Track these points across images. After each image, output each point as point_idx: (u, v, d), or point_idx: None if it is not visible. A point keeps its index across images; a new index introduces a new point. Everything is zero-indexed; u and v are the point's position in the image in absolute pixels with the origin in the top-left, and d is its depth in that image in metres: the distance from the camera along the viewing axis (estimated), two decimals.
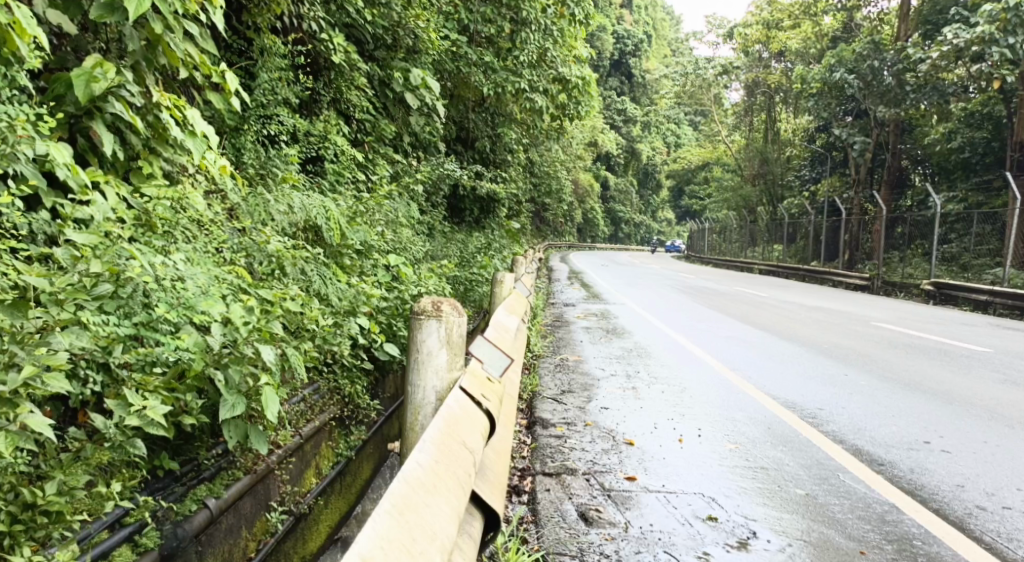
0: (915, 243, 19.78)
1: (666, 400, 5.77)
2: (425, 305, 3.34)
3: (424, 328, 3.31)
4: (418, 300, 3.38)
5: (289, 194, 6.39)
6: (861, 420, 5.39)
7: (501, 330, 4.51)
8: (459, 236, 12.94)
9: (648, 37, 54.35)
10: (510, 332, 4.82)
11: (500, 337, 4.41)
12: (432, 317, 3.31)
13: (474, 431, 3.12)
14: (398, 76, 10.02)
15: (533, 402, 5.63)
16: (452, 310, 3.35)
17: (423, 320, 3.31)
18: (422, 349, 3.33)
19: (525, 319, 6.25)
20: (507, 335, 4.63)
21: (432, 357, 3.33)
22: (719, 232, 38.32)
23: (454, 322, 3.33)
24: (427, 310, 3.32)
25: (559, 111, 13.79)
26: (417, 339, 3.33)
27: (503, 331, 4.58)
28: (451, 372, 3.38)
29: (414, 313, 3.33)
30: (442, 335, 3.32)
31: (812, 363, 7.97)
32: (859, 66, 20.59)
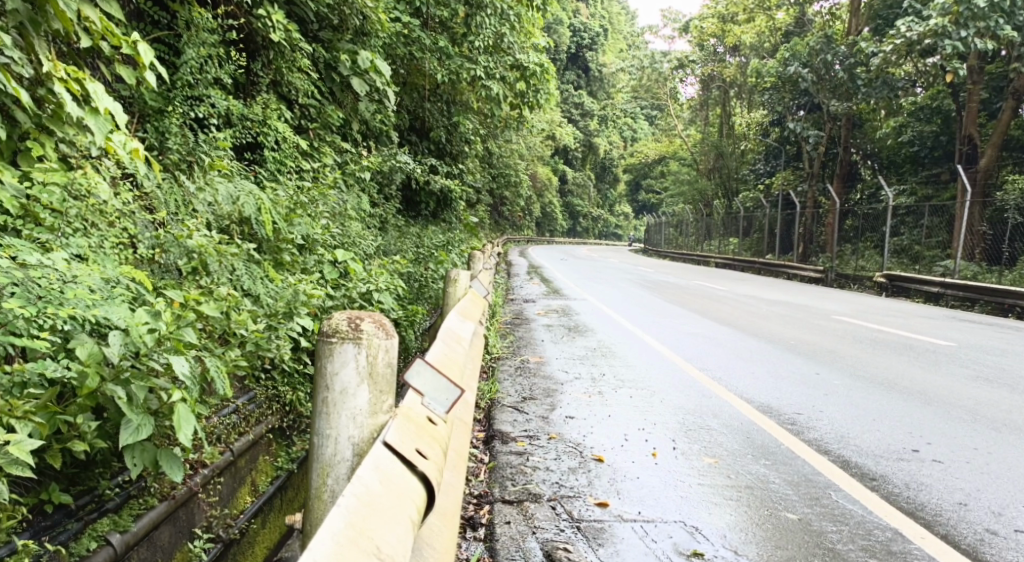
0: (869, 236, 19.70)
1: (634, 407, 5.29)
2: (340, 324, 2.78)
3: (339, 354, 2.77)
4: (332, 315, 2.83)
5: (216, 183, 5.79)
6: (843, 424, 4.97)
7: (451, 340, 3.97)
8: (414, 231, 12.34)
9: (605, 30, 54.04)
10: (464, 339, 4.29)
11: (450, 349, 3.87)
12: (349, 341, 2.76)
13: (391, 509, 2.57)
14: (345, 59, 9.42)
15: (491, 411, 5.10)
16: (376, 331, 2.79)
17: (337, 345, 2.76)
18: (334, 386, 2.78)
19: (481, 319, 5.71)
20: (461, 346, 4.10)
21: (348, 397, 2.78)
22: (676, 226, 38.20)
23: (376, 350, 2.79)
24: (342, 331, 2.76)
25: (517, 100, 13.19)
26: (329, 374, 2.77)
27: (455, 342, 4.04)
28: (375, 416, 2.81)
29: (327, 339, 2.78)
30: (362, 368, 2.77)
31: (782, 361, 7.57)
32: (813, 60, 20.43)
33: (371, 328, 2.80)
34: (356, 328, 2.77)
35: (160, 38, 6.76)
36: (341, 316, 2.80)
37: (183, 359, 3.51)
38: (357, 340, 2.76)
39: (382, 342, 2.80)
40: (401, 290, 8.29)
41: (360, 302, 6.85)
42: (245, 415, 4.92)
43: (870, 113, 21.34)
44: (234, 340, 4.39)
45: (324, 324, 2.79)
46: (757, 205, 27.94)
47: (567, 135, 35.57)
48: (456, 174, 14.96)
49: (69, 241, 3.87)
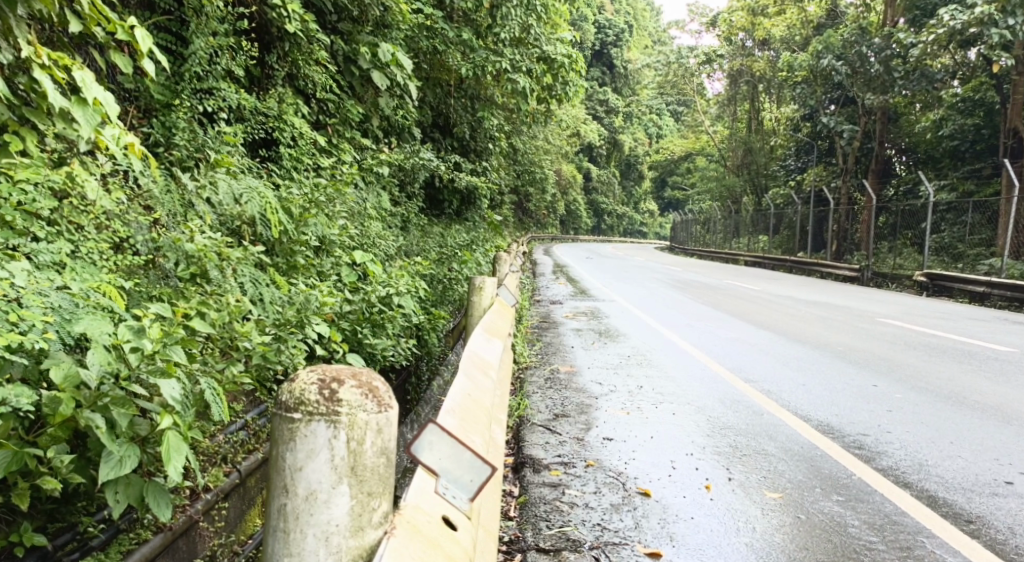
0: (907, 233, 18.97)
1: (679, 427, 4.80)
2: (308, 392, 2.20)
3: (305, 440, 2.18)
4: (295, 374, 2.25)
5: (215, 177, 5.31)
6: (918, 449, 4.45)
7: (473, 373, 3.42)
8: (438, 230, 11.90)
9: (631, 26, 53.35)
10: (491, 367, 3.74)
11: (474, 386, 3.32)
12: (321, 420, 2.18)
13: None
14: (366, 51, 8.99)
15: (520, 431, 4.61)
16: (359, 404, 2.21)
17: (302, 425, 2.18)
18: (300, 488, 2.19)
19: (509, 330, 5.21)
20: (487, 378, 3.55)
21: (318, 505, 2.19)
22: (702, 223, 37.47)
23: (359, 434, 2.20)
24: (310, 405, 2.18)
25: (544, 92, 12.64)
26: (292, 474, 2.19)
27: (479, 374, 3.49)
28: (358, 532, 2.22)
29: (288, 423, 2.19)
30: (337, 464, 2.19)
31: (831, 369, 7.04)
32: (848, 53, 19.77)
33: (352, 395, 2.22)
34: (332, 400, 2.19)
35: (166, 25, 6.38)
36: (311, 375, 2.23)
37: (175, 382, 3.08)
38: (332, 419, 2.18)
39: (364, 418, 2.22)
40: (424, 293, 7.85)
41: (380, 308, 6.51)
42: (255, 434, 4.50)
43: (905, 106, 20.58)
44: (239, 355, 3.96)
45: (288, 392, 2.21)
46: (787, 201, 27.12)
47: (592, 132, 35.08)
48: (481, 172, 14.52)
49: (44, 246, 3.51)
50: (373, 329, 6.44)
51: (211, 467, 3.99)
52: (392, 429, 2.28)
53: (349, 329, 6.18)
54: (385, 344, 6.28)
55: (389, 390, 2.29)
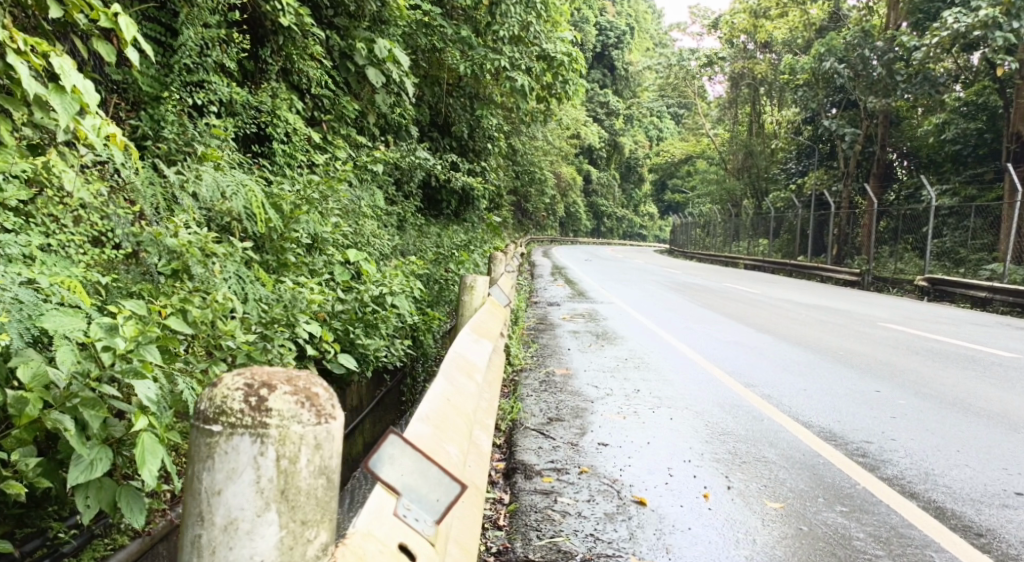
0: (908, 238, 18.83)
1: (676, 432, 4.66)
2: (232, 401, 2.04)
3: (224, 457, 2.03)
4: (222, 378, 2.09)
5: (198, 169, 5.15)
6: (924, 457, 4.31)
7: (454, 375, 3.28)
8: (434, 230, 11.75)
9: (632, 29, 53.31)
10: (476, 369, 3.61)
11: (454, 392, 3.16)
12: (245, 434, 2.02)
13: None
14: (362, 47, 8.84)
15: (512, 436, 4.47)
16: (290, 416, 2.05)
17: (222, 440, 2.02)
18: (219, 511, 2.03)
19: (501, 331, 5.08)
20: (470, 382, 3.41)
21: (239, 531, 2.03)
22: (702, 226, 37.34)
23: (285, 451, 2.04)
24: (233, 417, 2.02)
25: (543, 91, 12.49)
26: (212, 495, 2.03)
27: (461, 376, 3.35)
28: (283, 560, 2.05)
29: (208, 438, 2.04)
30: (259, 486, 2.03)
31: (833, 374, 6.90)
32: (850, 56, 19.65)
33: (284, 402, 2.05)
34: (260, 410, 2.03)
35: (155, 17, 6.27)
36: (238, 380, 2.07)
37: (150, 382, 2.96)
38: (259, 431, 2.02)
39: (298, 430, 2.05)
40: (418, 293, 7.72)
41: (373, 307, 6.39)
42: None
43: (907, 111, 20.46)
44: (221, 355, 3.82)
45: (210, 401, 2.05)
46: (787, 205, 26.98)
47: (592, 134, 34.96)
48: (479, 172, 14.38)
49: (16, 239, 3.38)
50: (366, 328, 6.32)
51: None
52: (331, 443, 2.11)
53: (341, 329, 6.07)
54: (377, 345, 6.16)
55: (329, 397, 2.12)
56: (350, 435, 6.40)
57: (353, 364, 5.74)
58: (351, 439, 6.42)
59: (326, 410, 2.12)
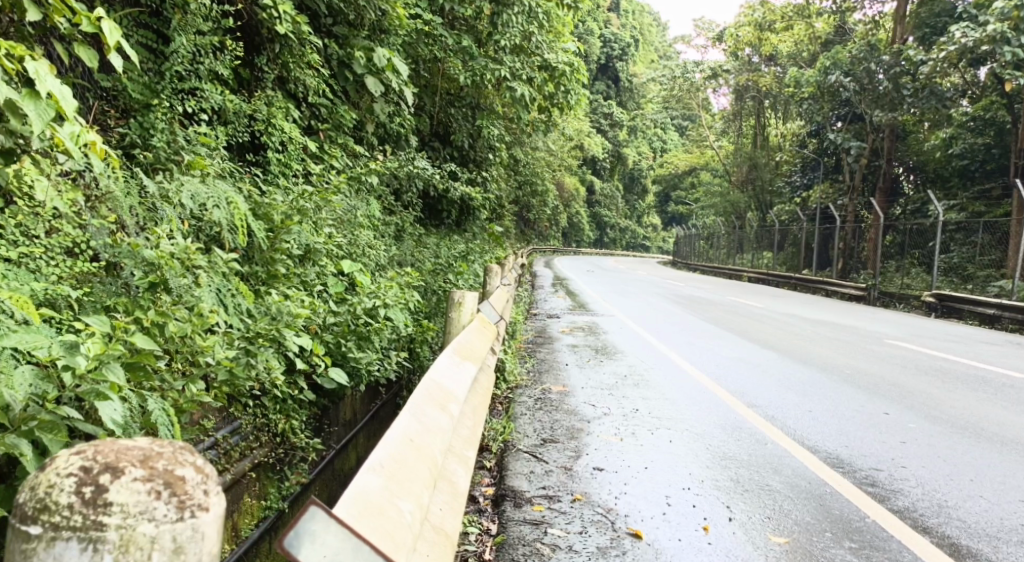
0: (913, 253, 18.64)
1: (675, 455, 4.51)
2: (62, 491, 1.72)
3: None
4: (59, 460, 1.79)
5: (179, 179, 4.93)
6: (935, 487, 4.18)
7: (422, 407, 2.97)
8: (433, 241, 11.58)
9: (636, 41, 53.32)
10: (451, 398, 3.31)
11: (420, 431, 2.81)
12: (73, 535, 1.68)
13: None
14: (360, 55, 8.69)
15: (502, 458, 4.30)
16: (136, 509, 1.71)
17: (43, 545, 1.68)
18: None
19: (490, 349, 4.89)
20: (442, 413, 3.10)
21: None
22: (705, 238, 37.15)
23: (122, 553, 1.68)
24: (62, 512, 1.69)
25: (545, 101, 12.36)
26: None
27: (431, 408, 3.04)
28: None
29: (27, 540, 1.69)
30: None
31: (839, 394, 6.72)
32: (856, 69, 19.47)
33: (130, 494, 1.72)
34: (93, 505, 1.70)
35: (145, 23, 6.11)
36: (74, 462, 1.76)
37: (118, 403, 2.88)
38: (91, 534, 1.68)
39: (147, 530, 1.70)
40: (415, 305, 7.56)
41: (366, 320, 6.24)
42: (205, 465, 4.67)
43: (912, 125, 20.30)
44: (198, 371, 3.71)
45: (35, 492, 1.74)
46: (791, 218, 26.80)
47: (596, 145, 34.85)
48: (480, 182, 14.23)
49: None
50: (359, 341, 6.18)
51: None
52: (197, 542, 1.76)
53: (332, 342, 5.92)
54: (370, 360, 6.00)
55: (195, 483, 1.78)
56: (341, 452, 6.26)
57: (345, 380, 5.63)
58: (342, 455, 6.28)
59: (192, 501, 1.77)
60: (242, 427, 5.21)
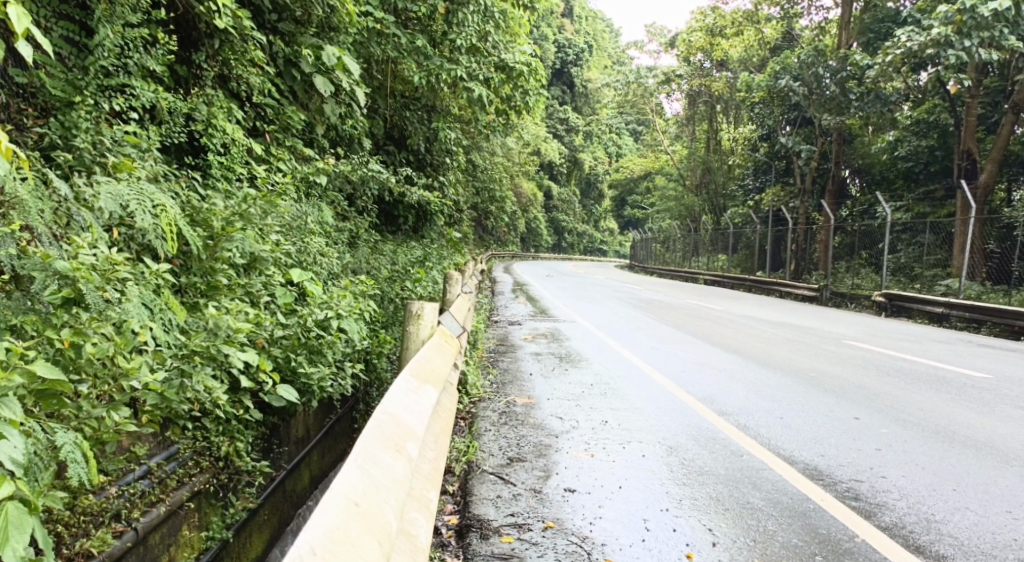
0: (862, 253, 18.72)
1: (650, 471, 4.22)
2: None
3: None
4: None
5: (101, 180, 4.56)
6: (921, 498, 3.94)
7: (372, 457, 2.65)
8: (389, 246, 11.18)
9: (590, 47, 53.43)
10: (410, 435, 2.98)
11: (367, 492, 2.53)
12: None
13: None
14: (308, 54, 8.27)
15: (467, 481, 3.96)
16: None
17: None
18: None
19: (454, 361, 4.54)
20: (397, 458, 2.78)
21: None
22: (662, 242, 37.16)
23: None
24: None
25: (502, 103, 11.95)
26: None
27: (384, 456, 2.72)
28: None
29: None
30: None
31: (808, 399, 6.48)
32: (804, 74, 19.51)
33: None
34: None
35: (68, 13, 5.67)
36: None
37: (17, 439, 2.79)
38: None
39: None
40: (370, 315, 7.17)
41: (317, 332, 5.84)
42: (133, 500, 4.30)
43: (860, 128, 20.44)
44: (121, 397, 3.39)
45: None
46: (745, 220, 26.88)
47: (552, 151, 34.68)
48: (437, 187, 13.87)
49: None
50: (309, 356, 5.78)
51: (83, 537, 3.96)
52: None
53: (281, 356, 5.50)
54: (321, 373, 5.62)
55: None
56: (293, 471, 5.86)
57: (295, 396, 5.24)
58: (294, 474, 5.87)
59: None
60: (182, 452, 4.79)
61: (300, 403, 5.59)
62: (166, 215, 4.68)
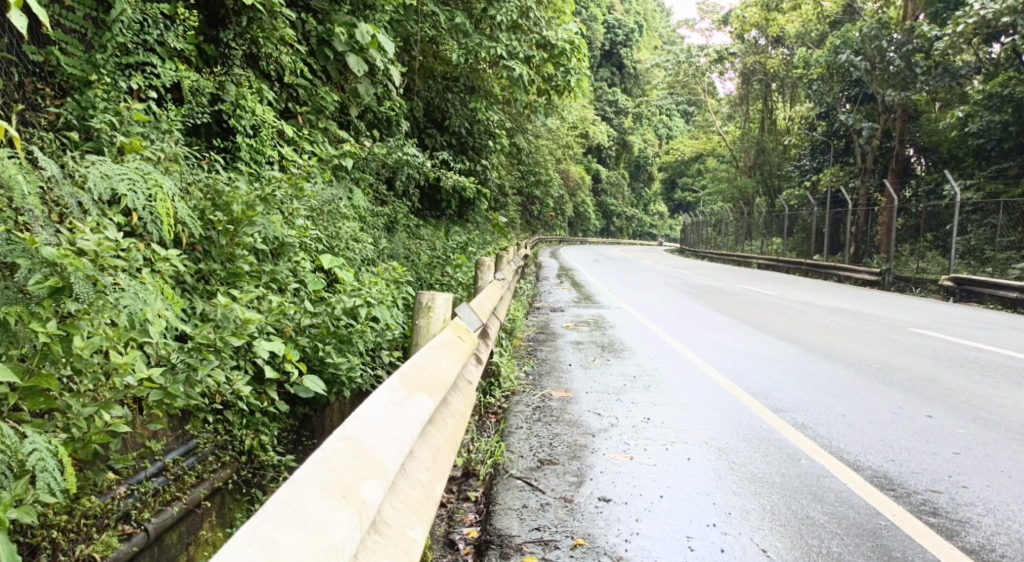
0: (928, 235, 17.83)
1: (694, 480, 3.81)
2: None
3: None
4: None
5: (101, 160, 4.35)
6: (1010, 513, 3.48)
7: (307, 506, 2.16)
8: (429, 231, 10.88)
9: (640, 26, 52.40)
10: (375, 467, 2.46)
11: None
12: None
13: None
14: (341, 32, 7.91)
15: (491, 488, 3.64)
16: None
17: None
18: None
19: (473, 361, 4.13)
20: (345, 506, 2.26)
21: None
22: (714, 225, 36.30)
23: None
24: None
25: (544, 84, 11.48)
26: None
27: (328, 500, 2.23)
28: None
29: None
30: None
31: (872, 395, 5.99)
32: (866, 48, 18.60)
33: None
34: None
35: None
36: None
37: None
38: None
39: None
40: (404, 303, 6.87)
41: (347, 321, 5.55)
42: (143, 499, 4.05)
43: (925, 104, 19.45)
44: (113, 395, 3.22)
45: None
46: (801, 202, 25.98)
47: (600, 134, 34.01)
48: (479, 171, 13.54)
49: None
50: (339, 346, 5.46)
51: (84, 542, 3.69)
52: None
53: (308, 346, 5.24)
54: (351, 364, 5.32)
55: None
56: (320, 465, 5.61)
57: (321, 387, 4.99)
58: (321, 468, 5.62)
59: None
60: (200, 448, 4.51)
61: (328, 395, 5.32)
62: (162, 198, 4.43)
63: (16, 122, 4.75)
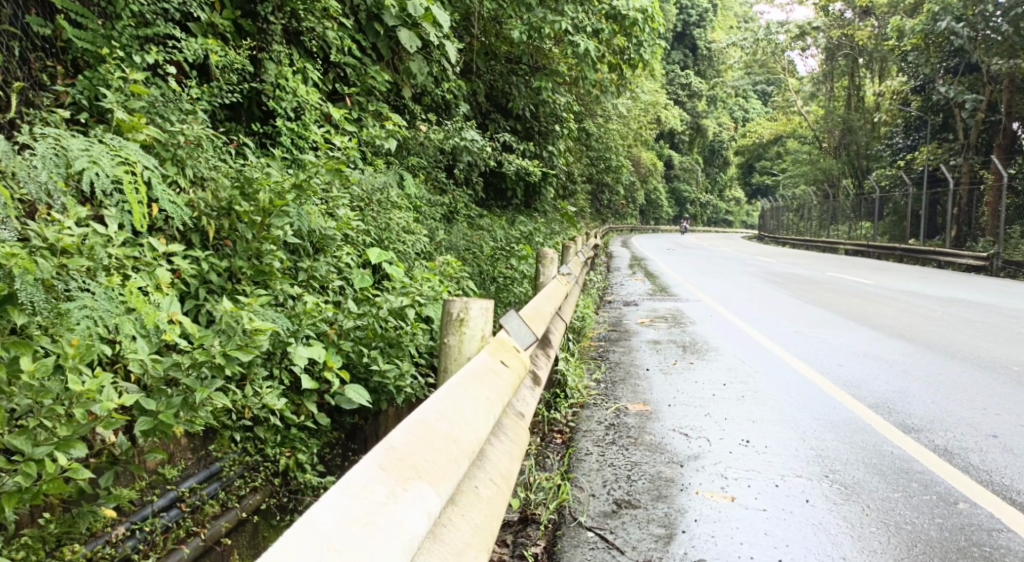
0: None
1: (819, 537, 2.98)
2: None
3: None
4: None
5: (65, 133, 3.84)
6: None
7: None
8: (491, 221, 10.12)
9: (714, 6, 50.34)
10: None
11: None
12: None
13: None
14: (392, 3, 7.13)
15: (558, 545, 2.92)
16: None
17: None
18: None
19: (523, 387, 3.35)
20: None
21: None
22: (795, 210, 34.55)
23: None
24: None
25: (618, 58, 10.54)
26: None
27: None
28: None
29: None
30: None
31: (1020, 407, 4.98)
32: (968, 13, 16.91)
33: None
34: None
35: None
36: None
37: None
38: None
39: None
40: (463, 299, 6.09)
41: (397, 322, 4.69)
42: (150, 540, 3.37)
43: None
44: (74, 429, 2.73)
45: None
46: (892, 184, 24.21)
47: (673, 118, 32.62)
48: (547, 157, 12.70)
49: None
50: (387, 350, 4.64)
51: None
52: None
53: (352, 351, 4.46)
54: (400, 372, 4.50)
55: None
56: None
57: (365, 398, 4.18)
58: None
59: None
60: (226, 472, 3.78)
61: (376, 405, 4.56)
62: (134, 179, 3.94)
63: (19, 102, 4.22)
